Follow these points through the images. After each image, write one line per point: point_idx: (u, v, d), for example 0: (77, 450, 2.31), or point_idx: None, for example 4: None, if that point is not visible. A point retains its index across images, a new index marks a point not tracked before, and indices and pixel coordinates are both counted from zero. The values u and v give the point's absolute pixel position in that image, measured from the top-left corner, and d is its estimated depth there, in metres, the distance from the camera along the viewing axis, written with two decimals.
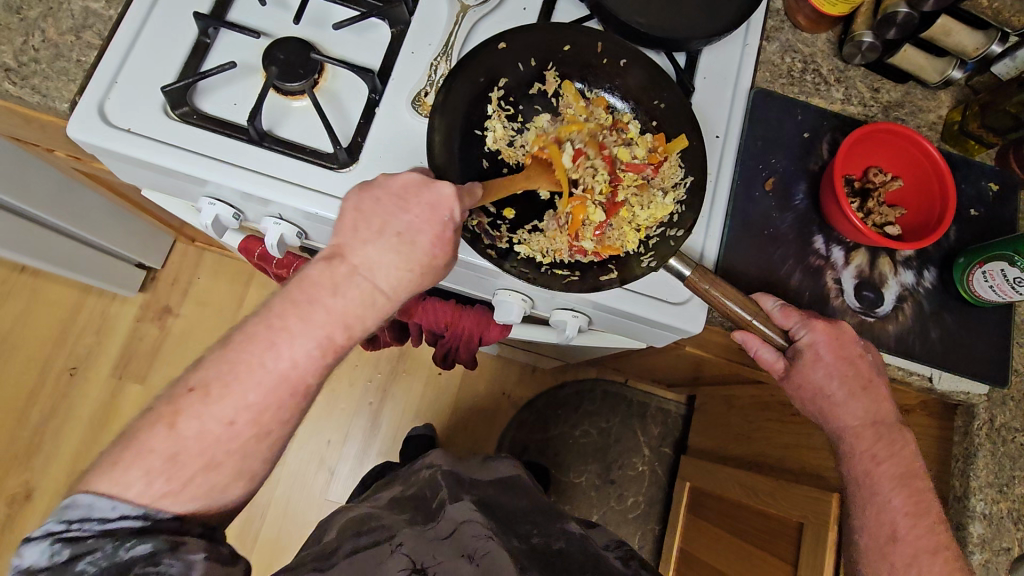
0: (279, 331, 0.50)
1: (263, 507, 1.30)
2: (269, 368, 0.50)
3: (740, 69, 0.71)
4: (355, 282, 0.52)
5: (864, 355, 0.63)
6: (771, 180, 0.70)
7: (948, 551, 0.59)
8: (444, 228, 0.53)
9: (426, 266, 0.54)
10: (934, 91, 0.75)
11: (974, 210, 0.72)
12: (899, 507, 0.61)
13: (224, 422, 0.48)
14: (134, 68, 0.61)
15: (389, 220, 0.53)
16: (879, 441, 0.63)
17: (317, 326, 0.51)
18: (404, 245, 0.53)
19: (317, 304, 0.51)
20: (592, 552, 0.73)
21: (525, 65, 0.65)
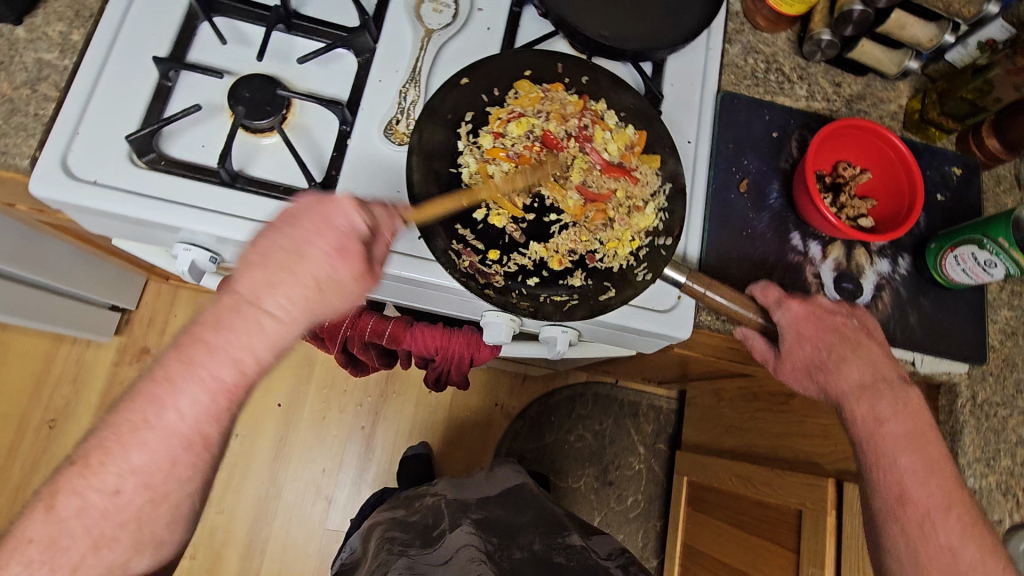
0: (159, 383, 0.46)
1: (263, 542, 1.27)
2: (154, 423, 0.46)
3: (705, 74, 0.72)
4: (239, 312, 0.47)
5: (847, 322, 0.64)
6: (745, 181, 0.71)
7: (960, 509, 0.58)
8: (343, 236, 0.50)
9: (324, 283, 0.49)
10: (892, 82, 0.77)
11: (940, 194, 0.74)
12: (906, 468, 0.59)
13: (115, 492, 0.46)
14: (96, 118, 0.60)
15: (275, 237, 0.49)
16: (881, 399, 0.61)
17: (201, 368, 0.47)
18: (291, 262, 0.48)
19: (199, 343, 0.47)
20: (592, 564, 0.73)
21: (489, 94, 0.65)
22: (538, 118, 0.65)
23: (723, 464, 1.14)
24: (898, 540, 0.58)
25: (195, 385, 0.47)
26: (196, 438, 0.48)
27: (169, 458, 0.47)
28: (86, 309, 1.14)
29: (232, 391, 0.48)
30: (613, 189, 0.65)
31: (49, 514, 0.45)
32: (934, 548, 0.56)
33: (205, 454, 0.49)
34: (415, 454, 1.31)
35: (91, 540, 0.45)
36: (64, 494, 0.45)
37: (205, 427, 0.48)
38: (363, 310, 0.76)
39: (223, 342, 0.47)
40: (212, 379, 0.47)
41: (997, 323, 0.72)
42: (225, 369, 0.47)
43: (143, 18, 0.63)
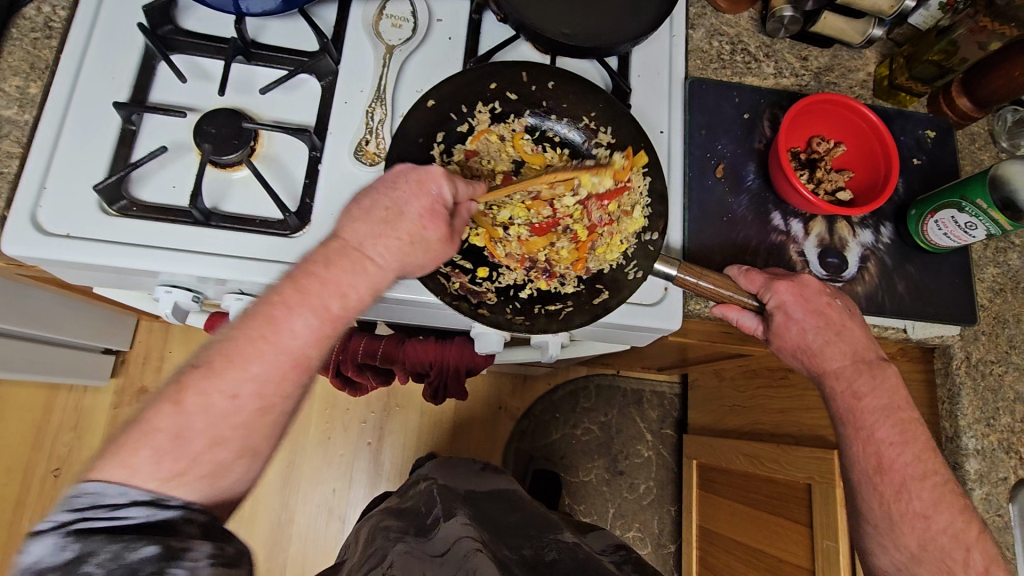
0: (278, 306, 0.49)
1: (281, 568, 1.27)
2: (272, 342, 0.48)
3: (671, 61, 0.72)
4: (347, 256, 0.51)
5: (832, 302, 0.64)
6: (721, 166, 0.70)
7: (936, 476, 0.61)
8: (434, 203, 0.54)
9: (416, 237, 0.53)
10: (859, 51, 0.77)
11: (917, 159, 0.74)
12: (884, 438, 0.62)
13: (232, 396, 0.47)
14: (62, 171, 0.59)
15: (380, 196, 0.53)
16: (861, 377, 0.63)
17: (314, 297, 0.50)
18: (392, 218, 0.53)
19: (312, 276, 0.50)
20: (583, 560, 0.70)
21: (458, 112, 0.64)
22: (509, 139, 0.67)
23: (729, 444, 1.15)
24: (873, 499, 0.62)
25: (310, 312, 0.49)
26: (302, 359, 0.50)
27: (280, 372, 0.48)
28: (79, 355, 1.13)
29: (337, 320, 0.51)
30: (598, 204, 0.65)
31: (180, 407, 0.46)
32: (909, 513, 0.60)
33: (305, 377, 0.50)
34: (424, 464, 1.31)
35: (210, 435, 0.46)
36: (183, 395, 0.46)
37: (309, 349, 0.50)
38: (353, 332, 0.77)
39: (329, 278, 0.51)
40: (325, 307, 0.50)
41: (984, 281, 0.72)
42: (331, 301, 0.50)
43: (100, 65, 0.62)
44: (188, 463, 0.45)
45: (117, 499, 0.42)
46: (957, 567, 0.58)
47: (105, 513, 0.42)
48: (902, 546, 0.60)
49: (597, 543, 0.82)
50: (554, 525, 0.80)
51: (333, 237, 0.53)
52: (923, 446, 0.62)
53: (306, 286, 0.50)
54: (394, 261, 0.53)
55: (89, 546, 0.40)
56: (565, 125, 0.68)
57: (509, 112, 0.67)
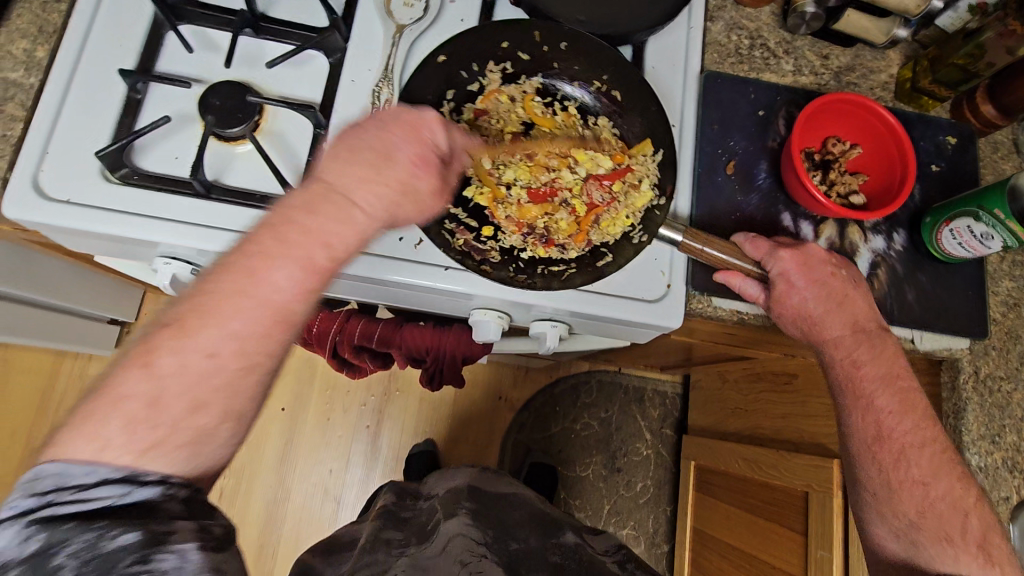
0: (255, 257, 0.43)
1: (274, 546, 1.28)
2: (252, 296, 0.43)
3: (688, 55, 0.70)
4: (330, 198, 0.46)
5: (837, 272, 0.62)
6: (732, 163, 0.69)
7: (934, 445, 0.60)
8: (428, 150, 0.50)
9: (406, 186, 0.49)
10: (882, 51, 0.75)
11: (935, 165, 0.72)
12: (883, 407, 0.61)
13: (210, 355, 0.42)
14: (66, 136, 0.59)
15: (365, 136, 0.49)
16: (860, 347, 0.61)
17: (294, 247, 0.44)
18: (380, 160, 0.48)
19: (293, 224, 0.45)
20: (584, 561, 0.70)
21: (468, 70, 0.63)
22: (517, 100, 0.66)
23: (728, 447, 1.14)
24: (872, 468, 0.62)
25: (292, 261, 0.44)
26: (287, 314, 0.44)
27: (265, 331, 0.43)
28: (85, 324, 1.15)
29: (326, 272, 0.46)
30: (598, 185, 0.64)
31: (151, 369, 0.40)
32: (907, 481, 0.60)
33: (286, 336, 0.45)
34: (421, 451, 1.32)
35: (190, 401, 0.41)
36: (152, 355, 0.41)
37: (294, 302, 0.44)
38: (351, 314, 0.77)
39: (307, 223, 0.45)
40: (309, 257, 0.45)
41: (998, 295, 0.70)
42: (316, 252, 0.45)
43: (108, 32, 0.62)
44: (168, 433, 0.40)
45: (82, 480, 0.38)
46: (955, 533, 0.57)
47: (70, 497, 0.38)
48: (901, 514, 0.60)
49: (602, 543, 0.80)
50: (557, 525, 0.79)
51: (314, 179, 0.48)
52: (928, 463, 0.59)
53: (287, 233, 0.44)
54: (383, 211, 0.48)
55: (61, 534, 0.36)
56: (580, 88, 0.66)
57: (522, 73, 0.66)
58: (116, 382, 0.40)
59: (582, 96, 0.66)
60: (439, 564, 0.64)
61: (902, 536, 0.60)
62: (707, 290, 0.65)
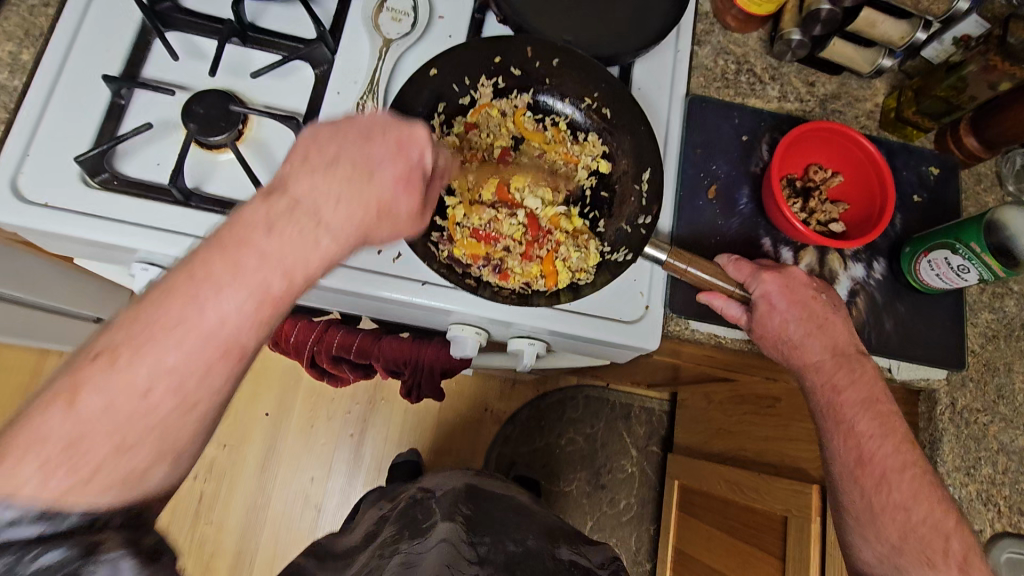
0: (201, 283, 0.41)
1: (253, 552, 1.27)
2: (193, 325, 0.41)
3: (673, 79, 0.71)
4: (295, 216, 0.44)
5: (819, 295, 0.61)
6: (713, 187, 0.68)
7: (916, 469, 0.57)
8: (412, 170, 0.49)
9: (385, 208, 0.48)
10: (868, 80, 0.75)
11: (917, 196, 0.72)
12: (864, 431, 0.58)
13: (144, 392, 0.39)
14: (48, 140, 0.59)
15: (342, 149, 0.47)
16: (840, 371, 0.59)
17: (249, 275, 0.42)
18: (359, 178, 0.47)
19: (249, 247, 0.43)
20: (581, 566, 0.65)
21: (460, 84, 0.63)
22: (506, 116, 0.66)
23: (711, 468, 1.13)
24: (855, 493, 0.58)
25: (246, 292, 0.42)
26: (235, 347, 0.42)
27: (205, 365, 0.41)
28: (72, 323, 1.14)
29: (278, 301, 0.44)
30: (577, 207, 0.65)
31: (73, 408, 0.37)
32: (889, 505, 0.56)
33: (239, 366, 0.43)
34: (405, 461, 1.31)
35: (117, 439, 0.38)
36: (79, 391, 0.38)
37: (243, 335, 0.42)
38: (330, 325, 0.76)
39: (264, 245, 0.43)
40: (262, 286, 0.43)
41: (977, 326, 0.70)
42: (271, 278, 0.43)
43: (94, 38, 0.62)
44: (92, 472, 0.37)
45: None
46: (938, 557, 0.54)
47: None
48: (884, 538, 0.56)
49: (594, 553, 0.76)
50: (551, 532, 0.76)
51: (280, 188, 0.45)
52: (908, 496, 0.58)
53: (242, 259, 0.42)
54: (352, 231, 0.47)
55: None
56: (569, 105, 0.66)
57: (513, 88, 0.66)
58: (28, 420, 0.37)
59: (572, 113, 0.67)
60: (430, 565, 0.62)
61: (885, 562, 0.56)
62: (684, 313, 0.65)
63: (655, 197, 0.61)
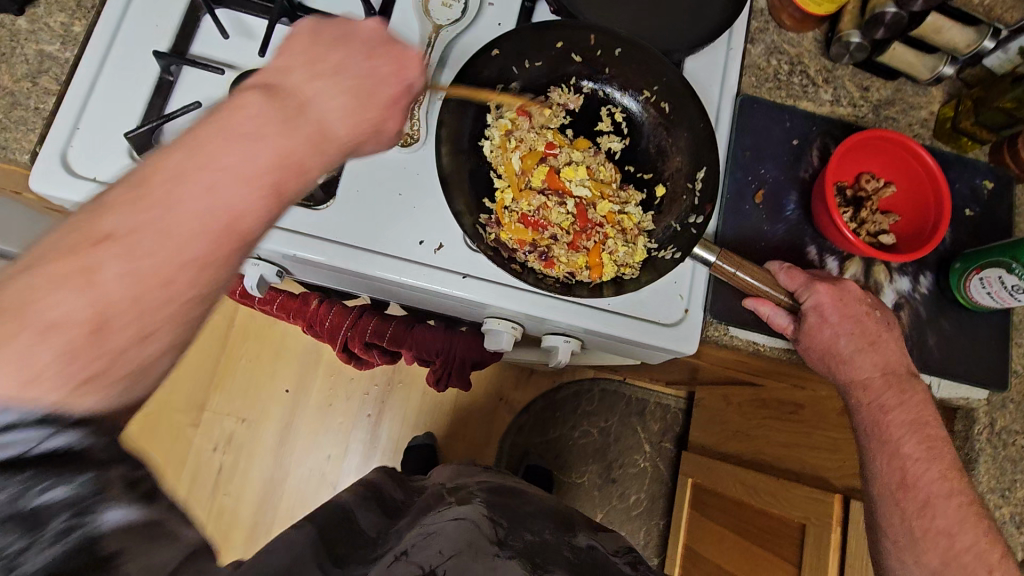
0: (211, 171, 0.37)
1: (270, 522, 1.30)
2: (195, 213, 0.36)
3: (725, 77, 0.69)
4: (299, 119, 0.41)
5: (871, 312, 0.60)
6: (760, 191, 0.67)
7: (961, 496, 0.56)
8: (405, 92, 0.47)
9: (376, 126, 0.46)
10: (925, 87, 0.73)
11: (969, 210, 0.70)
12: (909, 453, 0.57)
13: (163, 282, 0.35)
14: (98, 113, 0.59)
15: (349, 58, 0.45)
16: (889, 390, 0.58)
17: (261, 174, 0.38)
18: (362, 92, 0.45)
19: (243, 135, 0.38)
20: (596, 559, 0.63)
21: (519, 67, 0.62)
22: (561, 106, 0.66)
23: (728, 469, 1.12)
24: (894, 515, 0.56)
25: (240, 189, 0.37)
26: (241, 233, 0.38)
27: (226, 255, 0.37)
28: None
29: (285, 199, 0.40)
30: (627, 200, 0.64)
31: (90, 285, 0.33)
32: (931, 530, 0.55)
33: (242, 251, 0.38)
34: (421, 444, 1.32)
35: (136, 329, 0.34)
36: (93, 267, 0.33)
37: (251, 220, 0.38)
38: (364, 312, 0.76)
39: (246, 127, 0.39)
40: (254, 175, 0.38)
41: (1021, 346, 0.69)
42: (285, 178, 0.40)
43: (145, 12, 0.62)
44: (106, 362, 0.33)
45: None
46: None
47: None
48: (923, 563, 0.54)
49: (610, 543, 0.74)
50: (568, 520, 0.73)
51: (278, 86, 0.42)
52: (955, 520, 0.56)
53: (227, 153, 0.37)
54: (350, 145, 0.45)
55: None
56: (628, 97, 0.65)
57: (572, 74, 0.65)
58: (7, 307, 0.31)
59: (629, 104, 0.65)
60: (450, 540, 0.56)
61: None
62: (724, 318, 0.64)
63: (709, 197, 0.59)
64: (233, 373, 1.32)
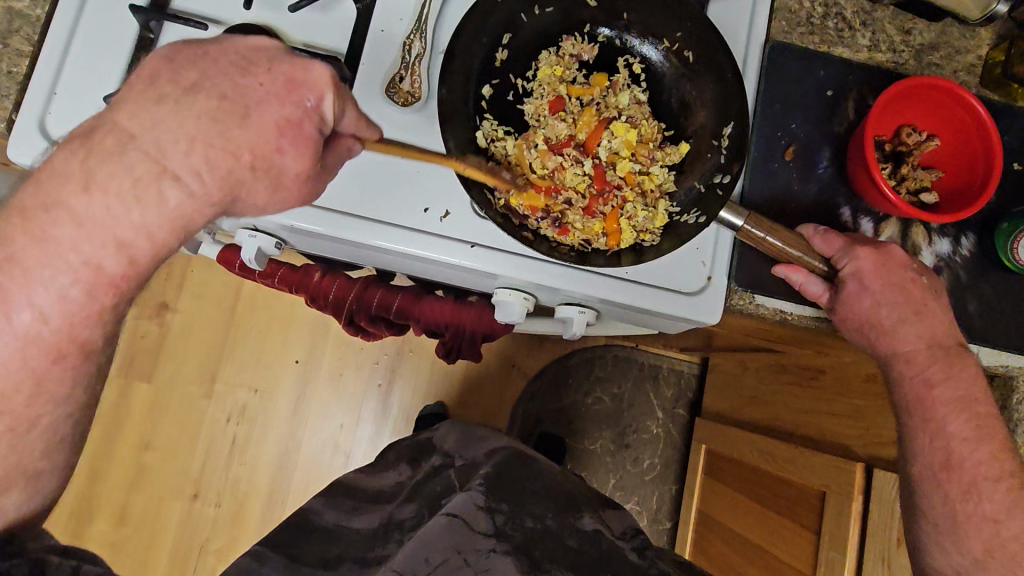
0: (9, 267, 0.35)
1: (285, 493, 1.31)
2: (14, 322, 0.36)
3: (754, 20, 0.63)
4: (132, 162, 0.36)
5: (917, 278, 0.55)
6: (791, 148, 0.62)
7: (1011, 479, 0.53)
8: (303, 118, 0.40)
9: (259, 159, 0.39)
10: (973, 29, 0.66)
11: (1018, 164, 0.65)
12: (955, 433, 0.54)
13: None
14: (75, 75, 0.55)
15: (214, 77, 0.38)
16: (935, 365, 0.55)
17: (73, 248, 0.36)
18: (228, 117, 0.37)
19: (59, 208, 0.36)
20: (607, 550, 0.61)
21: (529, 13, 0.57)
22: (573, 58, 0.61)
23: (744, 435, 1.10)
24: (935, 496, 0.54)
25: (64, 271, 0.36)
26: (71, 344, 0.38)
27: (40, 372, 0.37)
28: None
29: (119, 282, 0.38)
30: (647, 160, 0.60)
31: None
32: (976, 515, 0.53)
33: (83, 362, 0.39)
34: (431, 414, 1.30)
35: None
36: None
37: (76, 328, 0.38)
38: (368, 283, 0.73)
39: (96, 199, 0.35)
40: (95, 264, 0.37)
41: None
42: (121, 249, 0.37)
43: None
44: None
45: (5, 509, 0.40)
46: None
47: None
48: (966, 550, 0.52)
49: (617, 523, 0.72)
50: (576, 501, 0.70)
51: (114, 120, 0.37)
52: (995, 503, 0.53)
53: (61, 230, 0.36)
54: (218, 183, 0.38)
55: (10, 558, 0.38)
56: (648, 45, 0.60)
57: (586, 21, 0.60)
58: None
59: (649, 54, 0.60)
60: (440, 540, 0.56)
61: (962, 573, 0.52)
62: (750, 287, 0.60)
63: (736, 156, 0.54)
64: (242, 345, 1.31)
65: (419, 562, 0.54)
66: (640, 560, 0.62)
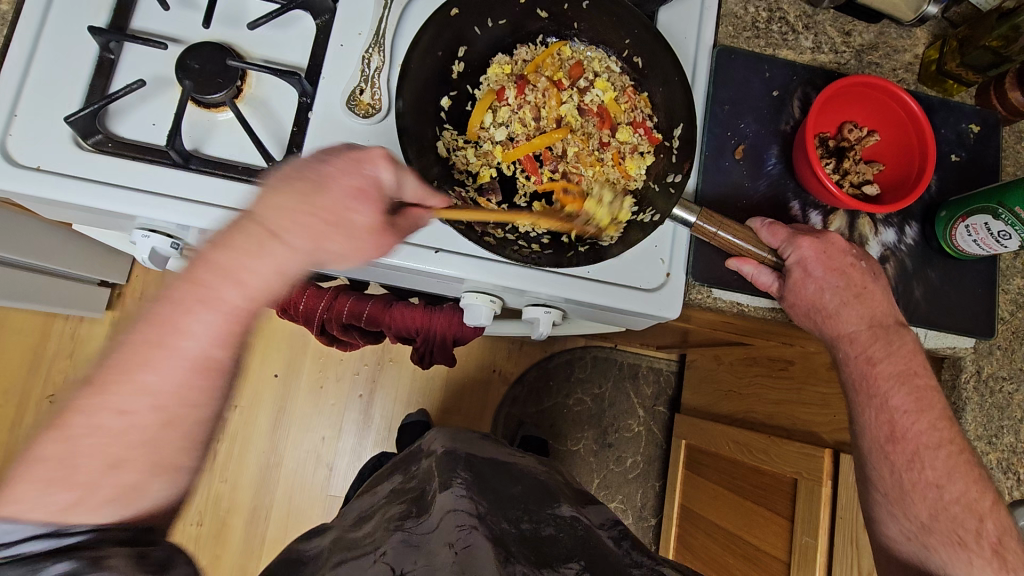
0: (175, 305, 0.41)
1: (269, 506, 1.30)
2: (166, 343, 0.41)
3: (701, 28, 0.66)
4: (269, 239, 0.43)
5: (858, 263, 0.58)
6: (741, 147, 0.65)
7: (950, 446, 0.56)
8: (368, 184, 0.46)
9: (340, 218, 0.45)
10: (909, 29, 0.70)
11: (955, 155, 0.68)
12: (898, 406, 0.57)
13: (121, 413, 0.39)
14: (35, 98, 0.55)
15: (298, 165, 0.45)
16: (876, 343, 0.58)
17: (217, 294, 0.41)
18: (312, 192, 0.44)
19: (204, 263, 0.42)
20: (583, 536, 0.64)
21: (482, 26, 0.59)
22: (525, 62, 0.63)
23: (721, 428, 1.12)
24: (884, 467, 0.57)
25: (211, 309, 0.41)
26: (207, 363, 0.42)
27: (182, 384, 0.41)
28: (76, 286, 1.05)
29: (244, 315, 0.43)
30: (602, 159, 0.62)
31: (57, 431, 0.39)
32: (921, 482, 0.56)
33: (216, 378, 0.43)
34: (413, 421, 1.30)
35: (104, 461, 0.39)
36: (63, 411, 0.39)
37: (211, 349, 0.42)
38: (339, 292, 0.74)
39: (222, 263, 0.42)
40: (223, 303, 0.42)
41: (1008, 293, 0.68)
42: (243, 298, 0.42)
43: None
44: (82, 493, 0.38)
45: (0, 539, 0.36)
46: (969, 537, 0.53)
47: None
48: (913, 516, 0.56)
49: (597, 516, 0.73)
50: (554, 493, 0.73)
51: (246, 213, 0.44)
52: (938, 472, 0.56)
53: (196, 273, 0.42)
54: (297, 235, 0.43)
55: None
56: (598, 49, 0.63)
57: (538, 32, 0.63)
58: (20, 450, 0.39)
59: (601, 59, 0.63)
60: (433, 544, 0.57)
61: (912, 539, 0.56)
62: (707, 280, 0.62)
63: (686, 155, 0.56)
64: None
65: (406, 561, 0.54)
66: (614, 546, 0.64)
